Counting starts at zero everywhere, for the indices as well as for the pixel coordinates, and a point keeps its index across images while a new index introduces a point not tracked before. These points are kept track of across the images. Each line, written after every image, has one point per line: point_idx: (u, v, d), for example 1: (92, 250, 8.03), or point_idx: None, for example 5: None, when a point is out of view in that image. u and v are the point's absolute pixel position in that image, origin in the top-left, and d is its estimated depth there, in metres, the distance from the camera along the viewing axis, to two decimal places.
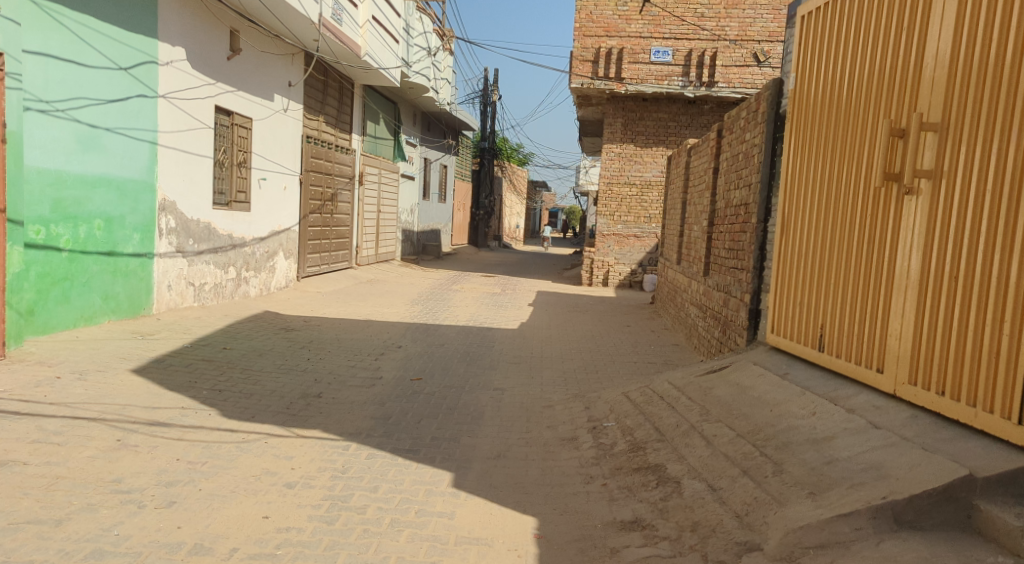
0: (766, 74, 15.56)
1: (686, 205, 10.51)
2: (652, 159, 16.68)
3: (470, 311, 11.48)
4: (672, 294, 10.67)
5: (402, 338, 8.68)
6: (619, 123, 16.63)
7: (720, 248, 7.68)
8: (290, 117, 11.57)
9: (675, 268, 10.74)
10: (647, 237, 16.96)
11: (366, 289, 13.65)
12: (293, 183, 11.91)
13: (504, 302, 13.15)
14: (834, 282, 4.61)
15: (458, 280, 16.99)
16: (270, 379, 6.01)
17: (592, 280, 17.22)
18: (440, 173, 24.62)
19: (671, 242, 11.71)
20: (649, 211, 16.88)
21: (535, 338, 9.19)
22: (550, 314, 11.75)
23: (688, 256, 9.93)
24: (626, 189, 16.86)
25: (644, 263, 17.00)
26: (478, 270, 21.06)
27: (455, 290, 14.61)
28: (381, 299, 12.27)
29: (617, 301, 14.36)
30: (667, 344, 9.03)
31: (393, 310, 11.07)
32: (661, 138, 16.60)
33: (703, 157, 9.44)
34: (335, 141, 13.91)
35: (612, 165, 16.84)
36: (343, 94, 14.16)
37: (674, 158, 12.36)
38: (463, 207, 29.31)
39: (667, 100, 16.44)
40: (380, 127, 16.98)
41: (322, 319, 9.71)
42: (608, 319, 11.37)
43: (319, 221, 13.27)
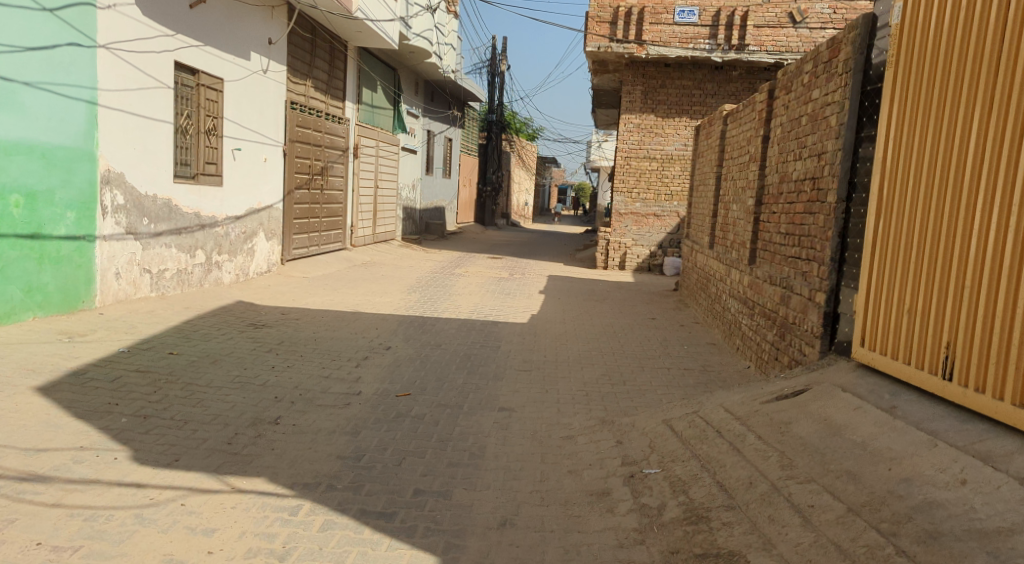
0: (802, 36, 14.08)
1: (721, 181, 9.15)
2: (675, 131, 15.29)
3: (473, 300, 10.23)
4: (705, 283, 9.36)
5: (392, 335, 7.44)
6: (638, 91, 15.26)
7: (773, 233, 6.34)
8: (270, 79, 10.25)
9: (707, 255, 9.43)
10: (667, 217, 15.61)
11: (359, 273, 12.39)
12: (275, 155, 10.62)
13: (512, 288, 11.89)
14: (960, 277, 3.43)
15: (462, 262, 15.71)
16: (217, 398, 4.78)
17: (607, 263, 15.92)
18: (444, 147, 23.23)
19: (701, 224, 10.38)
20: (670, 188, 15.53)
21: (548, 335, 7.91)
22: (563, 304, 10.48)
23: (725, 239, 8.60)
24: (645, 164, 15.51)
25: (665, 245, 15.66)
26: (483, 250, 19.75)
27: (459, 275, 13.34)
28: (375, 286, 11.02)
29: (635, 287, 13.06)
30: (701, 343, 7.75)
31: (386, 298, 9.83)
32: (684, 107, 15.21)
33: (745, 124, 8.05)
34: (325, 109, 12.58)
35: (631, 137, 15.46)
36: (335, 56, 12.82)
37: (705, 128, 10.96)
38: (469, 184, 27.96)
39: (692, 66, 15.02)
40: (378, 95, 15.61)
41: (303, 311, 8.48)
42: (629, 311, 10.09)
43: (307, 198, 11.97)
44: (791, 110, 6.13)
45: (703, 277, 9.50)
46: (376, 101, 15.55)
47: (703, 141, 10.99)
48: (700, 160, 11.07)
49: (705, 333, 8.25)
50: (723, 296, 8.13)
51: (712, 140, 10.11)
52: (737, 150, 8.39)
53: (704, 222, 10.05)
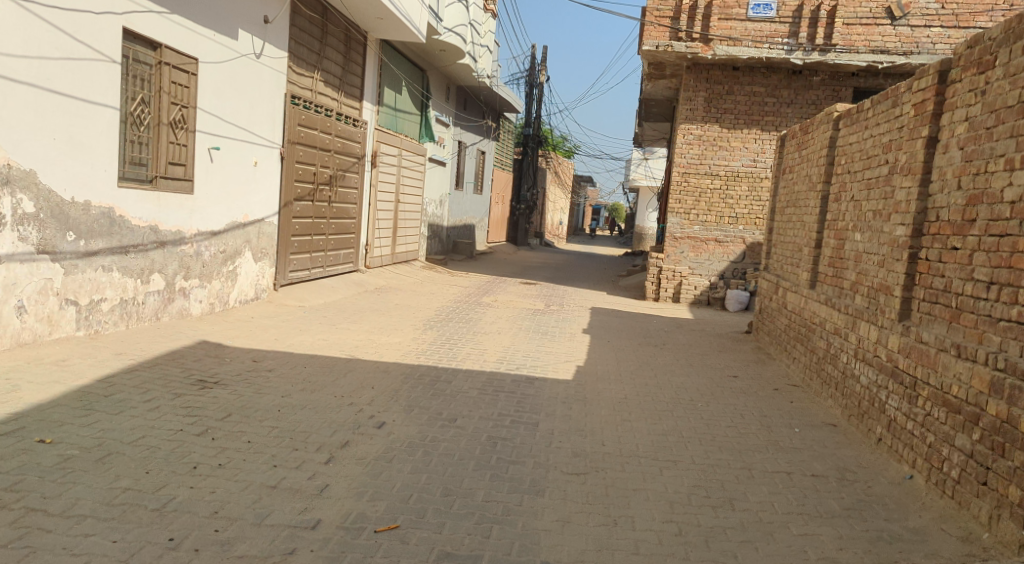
0: (901, 36, 11.93)
1: (832, 203, 7.03)
2: (742, 145, 13.22)
3: (503, 343, 8.22)
4: (805, 335, 7.19)
5: (390, 402, 5.43)
6: (700, 97, 13.23)
7: (955, 281, 4.21)
8: (266, 65, 8.45)
9: (808, 297, 7.26)
10: (731, 243, 13.45)
11: (369, 301, 10.46)
12: (267, 159, 8.78)
13: (551, 325, 9.84)
14: None
15: (492, 289, 13.72)
16: (64, 545, 2.82)
17: (659, 294, 13.80)
18: (477, 160, 21.36)
19: (794, 257, 8.22)
20: (734, 210, 13.41)
21: (604, 404, 5.82)
22: (615, 351, 8.40)
23: (841, 279, 6.45)
24: (707, 182, 13.42)
25: (727, 275, 13.50)
26: (516, 273, 17.73)
27: (487, 305, 11.33)
28: (385, 319, 9.07)
29: (697, 327, 10.92)
30: (816, 424, 5.60)
31: (395, 338, 7.87)
32: (754, 117, 13.12)
33: (877, 126, 5.94)
34: (338, 107, 10.73)
35: (690, 150, 13.41)
36: (351, 47, 11.02)
37: (797, 138, 8.85)
38: (502, 201, 26.04)
39: (765, 69, 12.95)
40: (403, 97, 13.78)
41: (283, 358, 6.53)
42: (701, 363, 7.94)
43: (310, 211, 10.09)
44: (991, 97, 4.03)
45: (802, 326, 7.33)
46: (401, 103, 13.72)
47: (794, 153, 8.88)
48: (790, 176, 8.95)
49: (815, 408, 6.09)
50: (842, 357, 5.97)
51: (812, 151, 8.00)
52: (862, 162, 6.28)
53: (800, 254, 7.91)
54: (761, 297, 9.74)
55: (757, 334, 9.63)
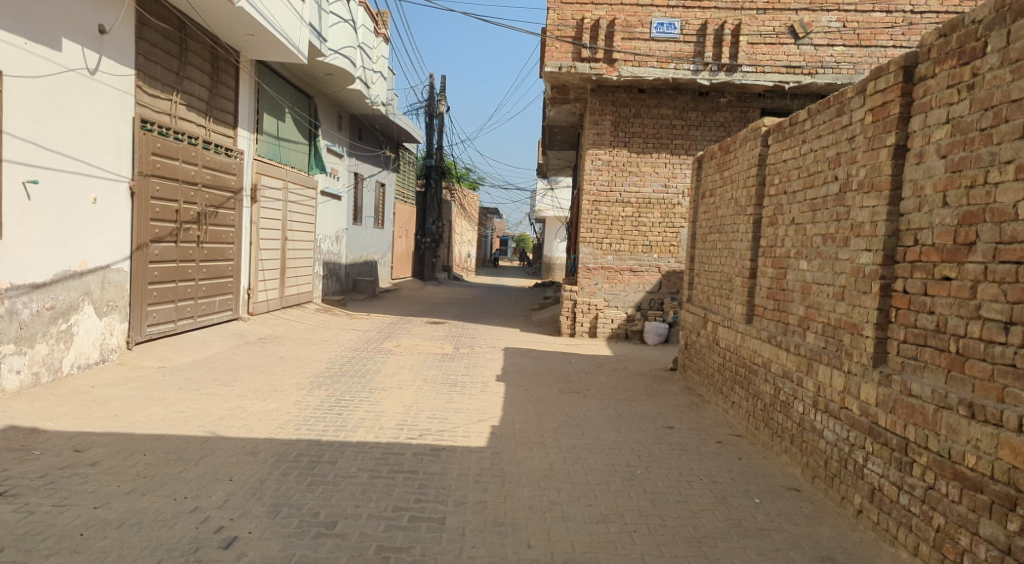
0: (806, 55, 11.67)
1: (767, 227, 6.30)
2: (653, 169, 12.64)
3: (402, 400, 7.03)
4: (748, 377, 6.38)
5: (251, 500, 4.16)
6: (607, 121, 12.59)
7: (954, 320, 3.45)
8: (105, 83, 7.07)
9: (747, 334, 6.48)
10: (646, 272, 12.75)
11: (247, 354, 9.00)
12: (111, 194, 7.27)
13: (459, 373, 8.71)
14: None
15: (395, 331, 12.46)
16: None
17: (575, 329, 12.90)
18: (375, 192, 20.10)
19: (724, 289, 7.47)
20: (648, 238, 12.75)
21: (525, 481, 4.73)
22: (533, 401, 7.37)
23: (788, 314, 5.66)
24: (618, 210, 12.74)
25: (644, 307, 12.78)
26: (422, 312, 16.51)
27: (387, 352, 10.08)
28: (263, 377, 7.69)
29: (619, 365, 10.04)
30: (778, 491, 4.71)
31: (272, 404, 6.54)
32: (663, 141, 12.57)
33: (818, 140, 5.24)
34: (206, 134, 9.35)
35: (599, 177, 12.71)
36: (219, 68, 9.70)
37: (717, 157, 8.18)
38: (406, 235, 24.79)
39: (671, 91, 12.45)
40: (287, 124, 12.48)
41: (115, 441, 5.09)
42: (633, 413, 6.98)
43: (174, 253, 8.51)
44: (984, 92, 3.33)
45: (743, 366, 6.53)
46: (285, 131, 12.39)
47: (715, 174, 8.20)
48: (712, 200, 8.25)
49: (771, 467, 5.21)
50: (798, 406, 5.14)
51: (737, 170, 7.31)
52: (801, 180, 5.57)
53: (732, 284, 7.16)
54: (687, 332, 8.97)
55: (685, 373, 8.83)
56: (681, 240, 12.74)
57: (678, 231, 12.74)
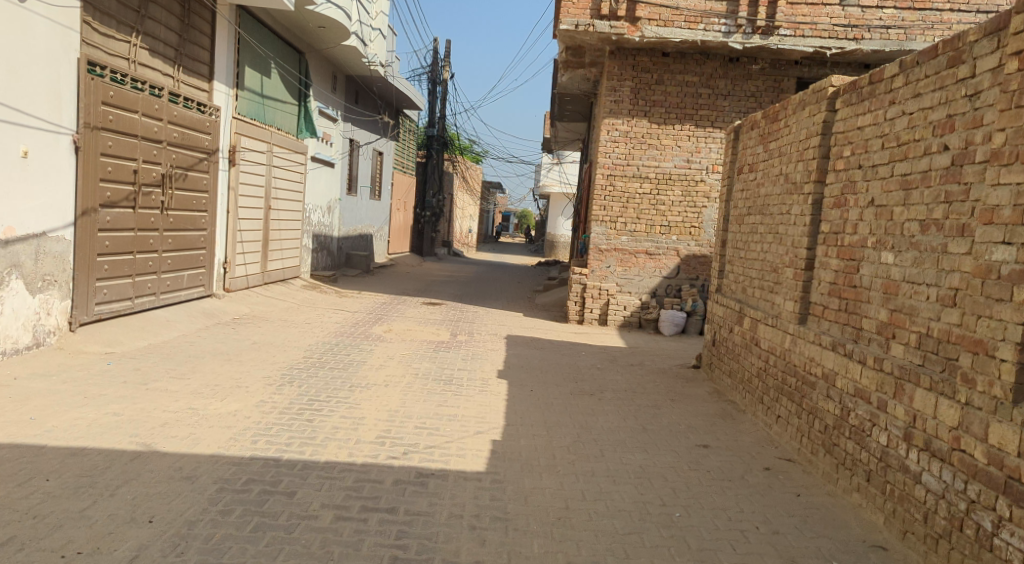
0: (852, 18, 10.46)
1: (830, 208, 5.22)
2: (675, 142, 11.49)
3: (387, 402, 5.97)
4: (800, 389, 5.33)
5: (170, 558, 3.11)
6: (626, 87, 11.42)
7: None
8: (39, 13, 5.94)
9: (800, 336, 5.41)
10: (664, 256, 11.66)
11: (217, 338, 7.95)
12: (47, 150, 6.14)
13: (455, 366, 7.65)
14: None
15: (388, 312, 11.40)
16: None
17: (583, 316, 11.84)
18: (372, 161, 18.93)
19: (769, 280, 6.38)
20: (666, 218, 11.64)
21: (535, 528, 3.69)
22: (540, 405, 6.32)
23: (862, 317, 4.60)
24: (635, 186, 11.61)
25: (659, 293, 11.72)
26: (419, 290, 15.44)
27: (377, 338, 9.03)
28: (227, 367, 6.64)
29: (634, 360, 8.98)
30: (860, 552, 3.67)
31: (230, 404, 5.48)
32: (687, 111, 11.41)
33: (917, 100, 4.18)
34: (174, 85, 8.18)
35: (616, 149, 11.56)
36: (190, 10, 8.54)
37: (761, 126, 7.05)
38: (404, 207, 23.60)
39: (698, 55, 11.28)
40: (272, 81, 11.30)
41: (16, 457, 4.02)
42: (657, 424, 5.93)
43: (132, 221, 7.39)
44: None
45: (793, 375, 5.47)
46: (270, 89, 11.22)
47: (758, 146, 7.08)
48: (754, 175, 7.13)
49: (840, 512, 4.17)
50: (879, 437, 4.12)
51: (789, 140, 6.20)
52: (886, 151, 4.48)
53: (779, 275, 6.08)
54: (714, 327, 7.90)
55: (713, 374, 7.77)
56: (703, 222, 11.62)
57: (701, 211, 11.61)
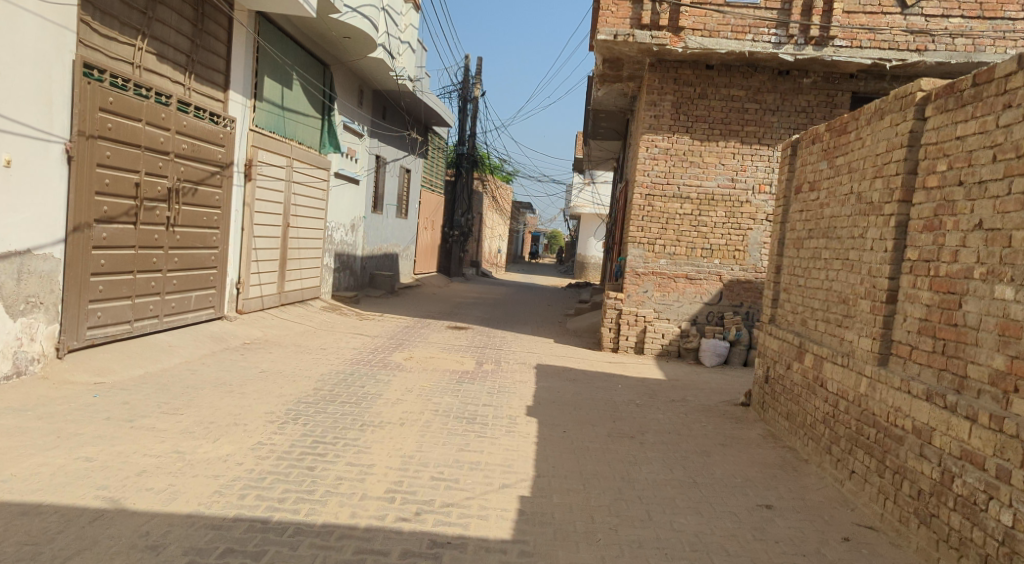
0: (915, 28, 9.67)
1: (919, 232, 4.45)
2: (718, 160, 10.75)
3: (402, 445, 5.28)
4: (881, 444, 4.51)
5: None
6: (666, 102, 10.73)
7: None
8: (28, 10, 5.45)
9: (881, 381, 4.61)
10: (705, 281, 10.87)
11: (222, 365, 7.36)
12: (34, 159, 5.62)
13: (480, 401, 6.94)
14: None
15: (410, 337, 10.76)
16: None
17: (618, 344, 11.07)
18: (399, 179, 18.44)
19: (838, 313, 5.59)
20: (708, 240, 10.87)
21: None
22: (574, 451, 5.58)
23: (967, 363, 3.81)
24: (675, 206, 10.87)
25: (700, 321, 10.92)
26: (444, 313, 14.78)
27: (396, 366, 8.37)
28: (228, 400, 6.01)
29: (676, 396, 8.19)
30: None
31: (223, 446, 4.84)
32: (732, 127, 10.68)
33: None
34: (184, 92, 7.68)
35: (655, 167, 10.85)
36: (205, 16, 8.07)
37: (826, 140, 6.31)
38: (432, 226, 23.05)
39: (744, 68, 10.56)
40: (294, 93, 10.82)
41: None
42: (709, 477, 5.15)
43: (133, 237, 6.84)
44: None
45: (871, 427, 4.65)
46: (292, 101, 10.74)
47: (823, 162, 6.33)
48: (818, 194, 6.38)
49: None
50: (997, 512, 3.40)
51: (862, 155, 5.46)
52: (998, 164, 3.75)
53: (852, 308, 5.30)
54: (769, 363, 7.09)
55: (767, 415, 6.94)
56: (748, 245, 10.82)
57: (746, 234, 10.81)
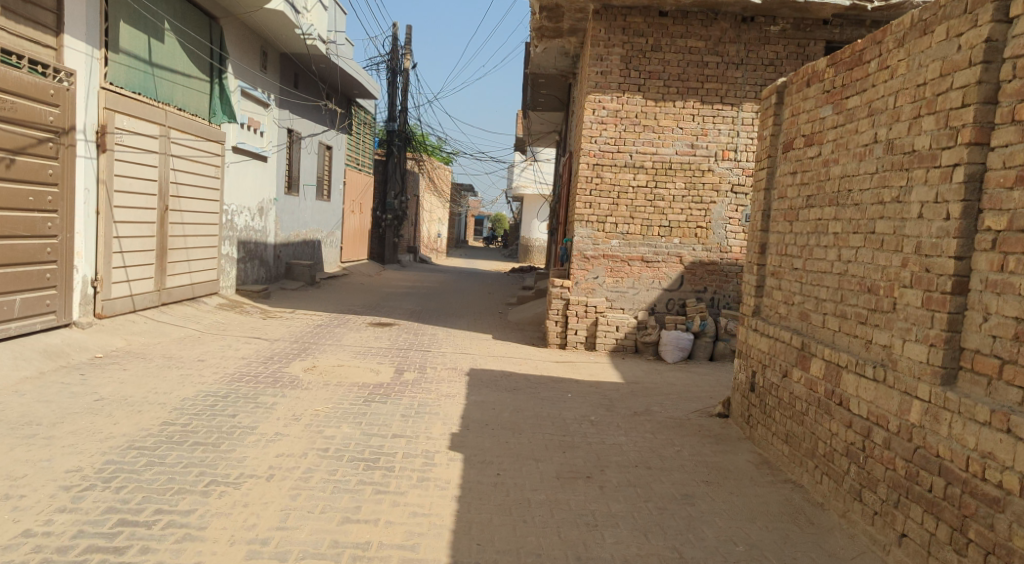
0: None
1: (1010, 187, 3.03)
2: (676, 122, 9.27)
3: (258, 517, 3.63)
4: (960, 505, 3.08)
5: None
6: (615, 56, 9.19)
7: None
8: None
9: (953, 411, 3.17)
10: (663, 264, 9.42)
11: (44, 390, 5.52)
12: None
13: (388, 430, 5.30)
14: None
15: (320, 339, 9.01)
16: None
17: (567, 339, 9.54)
18: (318, 157, 16.51)
19: (863, 306, 4.14)
20: (666, 216, 9.39)
21: None
22: (509, 507, 4.02)
23: None
24: (627, 177, 9.37)
25: (659, 309, 9.49)
26: (370, 306, 13.02)
27: (290, 381, 6.65)
28: (19, 449, 4.24)
29: (639, 406, 6.69)
30: None
31: None
32: (691, 84, 9.20)
33: None
34: None
35: (603, 132, 9.32)
36: None
37: (828, 79, 4.86)
38: (361, 210, 21.11)
39: (704, 14, 9.08)
40: (167, 47, 8.90)
41: None
42: (699, 546, 3.67)
43: None
44: None
45: (938, 475, 3.22)
46: (163, 56, 8.80)
47: (826, 107, 4.86)
48: (820, 149, 4.91)
49: None
50: None
51: (894, 89, 3.99)
52: None
53: (886, 300, 3.85)
54: (757, 368, 5.65)
55: (758, 435, 5.50)
56: (712, 221, 9.37)
57: (708, 209, 9.36)
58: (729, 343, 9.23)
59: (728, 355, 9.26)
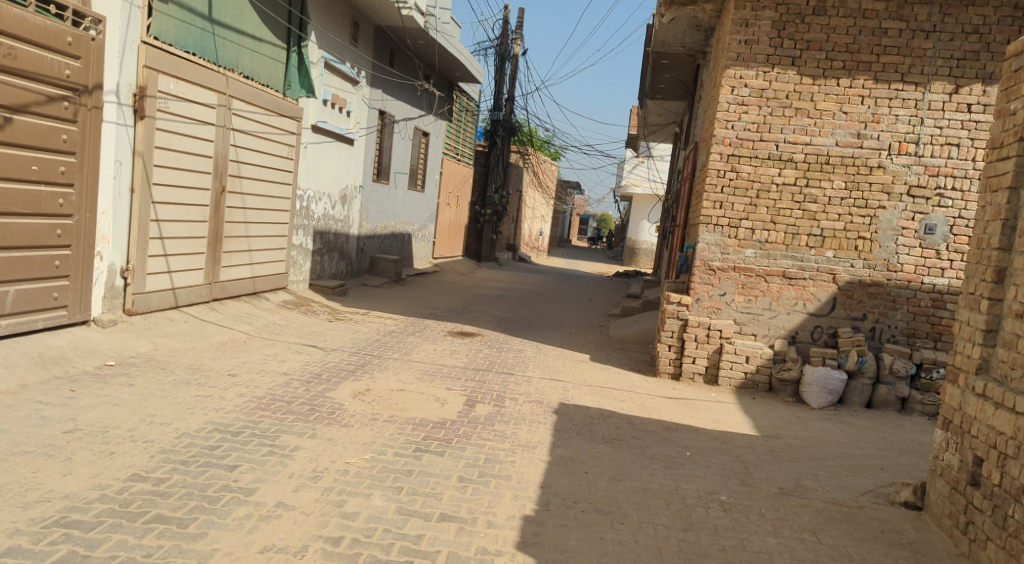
0: None
1: None
2: (839, 105, 7.29)
3: None
4: None
5: None
6: (764, 20, 7.35)
7: None
8: None
9: None
10: (811, 282, 7.45)
11: (10, 410, 4.36)
12: None
13: (432, 507, 3.77)
14: None
15: (386, 352, 7.62)
16: None
17: (681, 368, 7.74)
18: (412, 145, 15.32)
19: None
20: (817, 223, 7.41)
21: None
22: None
23: None
24: (770, 172, 7.47)
25: (801, 339, 7.53)
26: (454, 311, 11.60)
27: (330, 412, 5.25)
28: None
29: (785, 480, 4.86)
30: None
31: None
32: (862, 57, 7.20)
33: None
34: None
35: (742, 116, 7.49)
36: None
37: None
38: (457, 203, 19.88)
39: None
40: (232, 3, 7.78)
41: None
42: None
43: None
44: None
45: None
46: (225, 13, 7.68)
47: None
48: None
49: None
50: None
51: None
52: None
53: None
54: (984, 453, 3.68)
55: (983, 557, 3.59)
56: (878, 231, 7.28)
57: (875, 215, 7.27)
58: (894, 388, 7.11)
59: (891, 403, 7.13)
